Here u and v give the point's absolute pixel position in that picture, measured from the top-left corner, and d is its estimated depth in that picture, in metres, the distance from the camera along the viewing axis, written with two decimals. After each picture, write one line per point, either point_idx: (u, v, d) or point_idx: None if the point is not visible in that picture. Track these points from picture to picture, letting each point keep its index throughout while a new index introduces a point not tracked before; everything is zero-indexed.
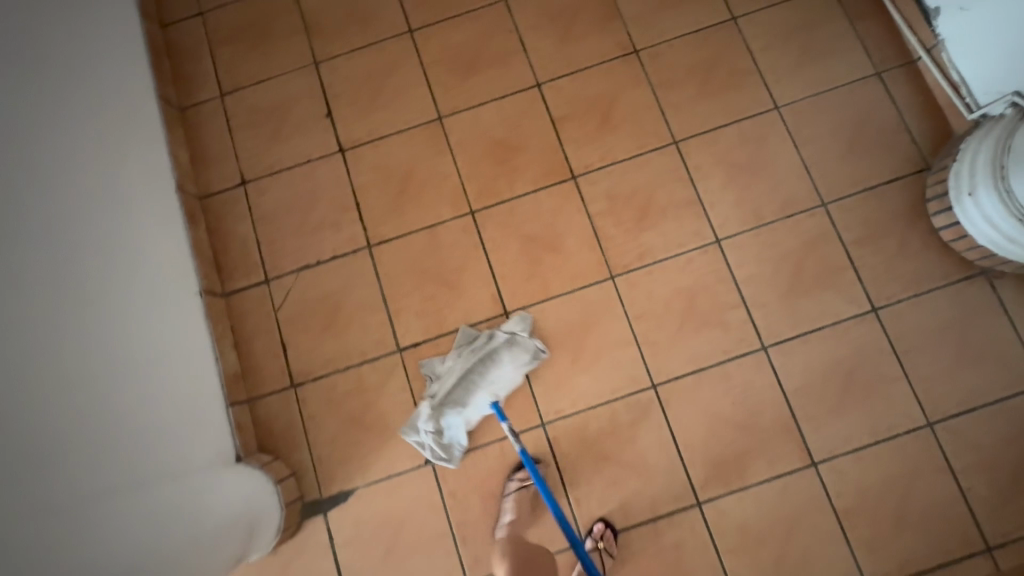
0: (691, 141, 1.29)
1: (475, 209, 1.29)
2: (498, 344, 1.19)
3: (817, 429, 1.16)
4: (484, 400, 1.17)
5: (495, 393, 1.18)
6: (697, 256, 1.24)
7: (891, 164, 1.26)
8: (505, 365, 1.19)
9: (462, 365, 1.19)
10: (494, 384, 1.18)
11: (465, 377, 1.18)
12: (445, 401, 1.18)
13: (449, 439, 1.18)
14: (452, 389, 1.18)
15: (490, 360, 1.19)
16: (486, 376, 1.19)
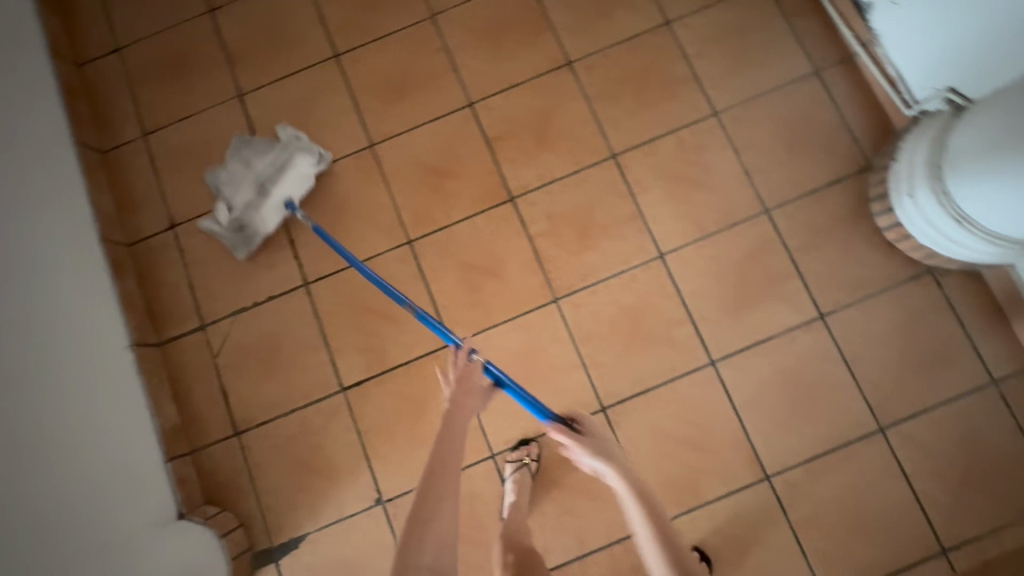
0: (630, 153, 1.26)
1: (412, 238, 1.25)
2: (290, 157, 1.27)
3: (770, 442, 1.14)
4: (277, 203, 1.25)
5: (288, 193, 1.26)
6: (641, 272, 1.21)
7: (834, 165, 1.23)
8: (293, 167, 1.26)
9: (261, 170, 1.26)
10: (283, 187, 1.26)
11: (245, 210, 1.26)
12: (245, 197, 1.26)
13: (248, 236, 1.25)
14: (253, 198, 1.26)
15: (285, 168, 1.27)
16: (281, 178, 1.26)
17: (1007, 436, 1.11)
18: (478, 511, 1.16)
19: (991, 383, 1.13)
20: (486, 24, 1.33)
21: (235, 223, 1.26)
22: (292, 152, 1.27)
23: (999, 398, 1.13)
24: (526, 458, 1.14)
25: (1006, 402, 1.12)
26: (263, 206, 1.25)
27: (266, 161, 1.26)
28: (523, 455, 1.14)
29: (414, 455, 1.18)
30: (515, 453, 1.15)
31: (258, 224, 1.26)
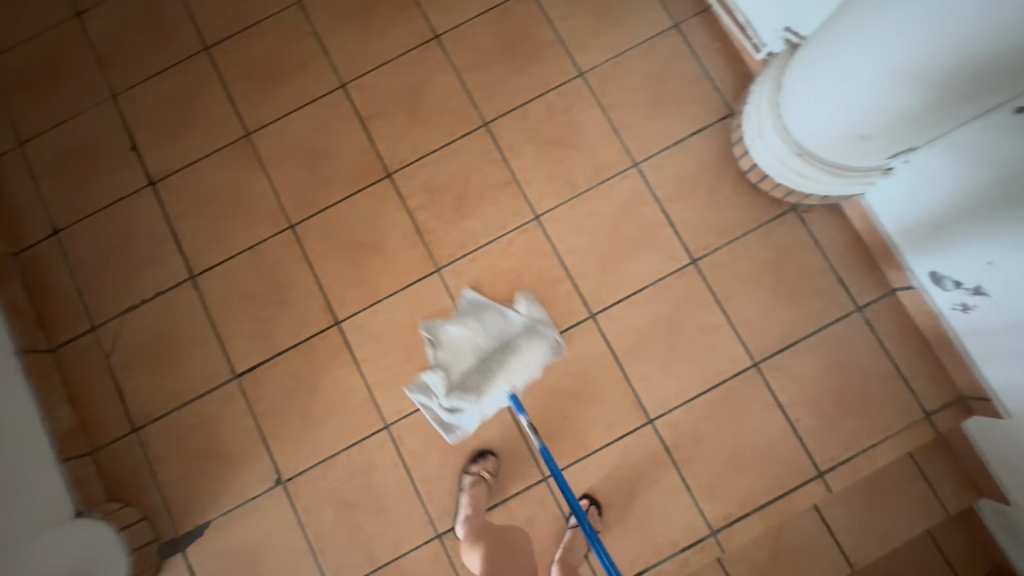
0: (501, 120, 1.28)
1: (294, 222, 1.27)
2: (517, 329, 1.20)
3: (651, 387, 1.18)
4: (502, 389, 1.17)
5: (513, 382, 1.18)
6: (518, 235, 1.24)
7: (697, 114, 1.26)
8: (526, 358, 1.18)
9: (459, 369, 1.19)
10: (511, 373, 1.18)
11: (485, 359, 1.19)
12: (464, 369, 1.19)
13: (473, 384, 1.18)
14: (470, 371, 1.18)
15: (516, 351, 1.19)
16: (506, 365, 1.18)
17: (875, 359, 1.16)
18: (376, 481, 1.19)
19: (856, 309, 1.18)
20: (352, 4, 1.34)
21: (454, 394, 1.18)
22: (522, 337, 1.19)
23: (864, 322, 1.17)
24: (485, 471, 1.16)
25: (869, 326, 1.17)
26: (488, 386, 1.17)
27: (471, 333, 1.20)
28: (482, 468, 1.16)
29: (310, 433, 1.21)
30: (474, 465, 1.17)
31: (484, 382, 1.18)
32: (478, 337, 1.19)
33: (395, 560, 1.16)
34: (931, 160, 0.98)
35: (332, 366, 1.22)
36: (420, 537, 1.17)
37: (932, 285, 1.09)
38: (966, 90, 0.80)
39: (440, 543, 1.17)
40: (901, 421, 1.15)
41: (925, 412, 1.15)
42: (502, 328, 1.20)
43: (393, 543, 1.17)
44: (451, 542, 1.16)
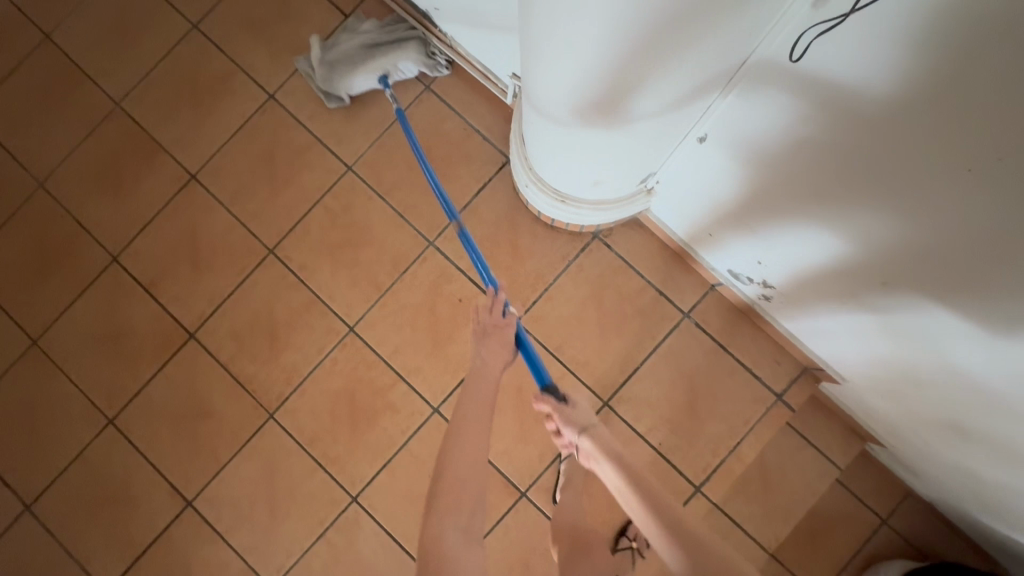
0: (285, 242, 1.22)
1: (112, 416, 1.21)
2: (414, 59, 1.18)
3: (513, 459, 1.16)
4: (373, 75, 1.17)
5: (387, 66, 1.17)
6: (339, 353, 1.19)
7: (476, 171, 1.22)
8: (411, 73, 1.18)
9: (336, 50, 1.18)
10: (372, 66, 1.16)
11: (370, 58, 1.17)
12: (347, 51, 1.18)
13: (345, 64, 1.17)
14: (349, 55, 1.17)
15: (365, 54, 1.18)
16: (387, 54, 1.17)
17: (715, 358, 1.16)
18: None
19: (684, 316, 1.17)
20: (97, 169, 1.26)
21: (329, 67, 1.18)
22: (409, 50, 1.18)
23: (693, 325, 1.16)
24: None
25: (700, 328, 1.16)
26: (359, 65, 1.17)
27: (369, 28, 1.19)
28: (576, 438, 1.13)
29: None
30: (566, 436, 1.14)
31: (349, 56, 1.17)
32: (368, 28, 1.18)
33: None
34: (675, 181, 1.00)
35: (198, 548, 1.17)
36: None
37: (733, 279, 1.11)
38: (649, 134, 0.82)
39: None
40: (757, 411, 1.15)
41: (776, 394, 1.15)
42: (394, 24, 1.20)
43: None
44: None
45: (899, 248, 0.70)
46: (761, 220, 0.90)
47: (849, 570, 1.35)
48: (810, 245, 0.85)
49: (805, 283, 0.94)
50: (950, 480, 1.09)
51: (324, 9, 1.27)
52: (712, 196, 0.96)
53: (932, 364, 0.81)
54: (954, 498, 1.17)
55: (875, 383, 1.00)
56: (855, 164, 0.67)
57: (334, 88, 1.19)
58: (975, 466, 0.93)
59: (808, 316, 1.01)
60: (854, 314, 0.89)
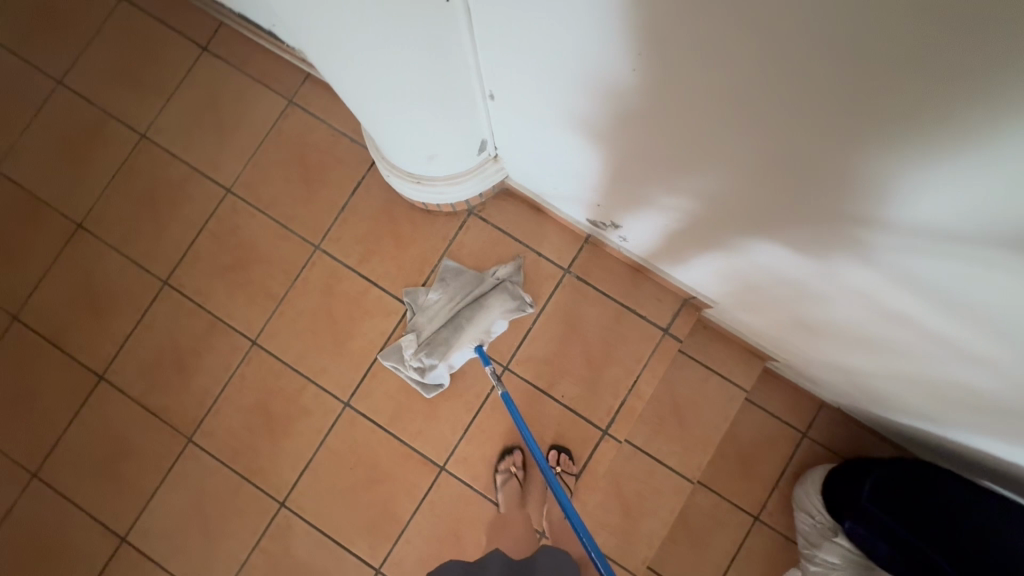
0: (177, 272, 1.26)
1: (35, 469, 1.23)
2: (497, 313, 1.19)
3: (428, 437, 1.20)
4: (465, 336, 1.17)
5: (468, 314, 1.19)
6: (246, 367, 1.23)
7: (349, 172, 1.27)
8: (491, 318, 1.19)
9: (428, 330, 1.19)
10: (461, 321, 1.18)
11: (455, 320, 1.19)
12: (436, 329, 1.19)
13: (440, 344, 1.17)
14: (440, 330, 1.18)
15: (446, 311, 1.20)
16: (475, 319, 1.18)
17: (601, 306, 1.22)
18: None
19: (565, 272, 1.23)
20: None
21: (426, 352, 1.17)
22: (487, 299, 1.20)
23: (575, 279, 1.22)
24: (513, 467, 1.18)
25: (582, 281, 1.22)
26: (454, 340, 1.17)
27: (447, 297, 1.21)
28: (510, 465, 1.18)
29: None
30: (502, 463, 1.19)
31: (448, 338, 1.17)
32: (448, 300, 1.20)
33: None
34: (511, 150, 1.05)
35: None
36: None
37: (598, 229, 1.17)
38: (441, 110, 0.88)
39: None
40: (648, 347, 1.21)
41: (663, 328, 1.21)
42: (464, 282, 1.21)
43: None
44: None
45: (698, 178, 0.75)
46: (587, 170, 0.96)
47: (780, 487, 1.40)
48: (642, 192, 0.90)
49: (656, 227, 0.99)
50: (839, 382, 1.16)
51: (179, 44, 1.31)
52: (547, 162, 1.01)
53: (774, 280, 0.86)
54: (849, 398, 1.23)
55: (739, 302, 1.06)
56: (626, 113, 0.72)
57: (433, 372, 1.17)
58: (844, 364, 0.99)
59: (675, 258, 1.06)
60: (705, 249, 0.94)
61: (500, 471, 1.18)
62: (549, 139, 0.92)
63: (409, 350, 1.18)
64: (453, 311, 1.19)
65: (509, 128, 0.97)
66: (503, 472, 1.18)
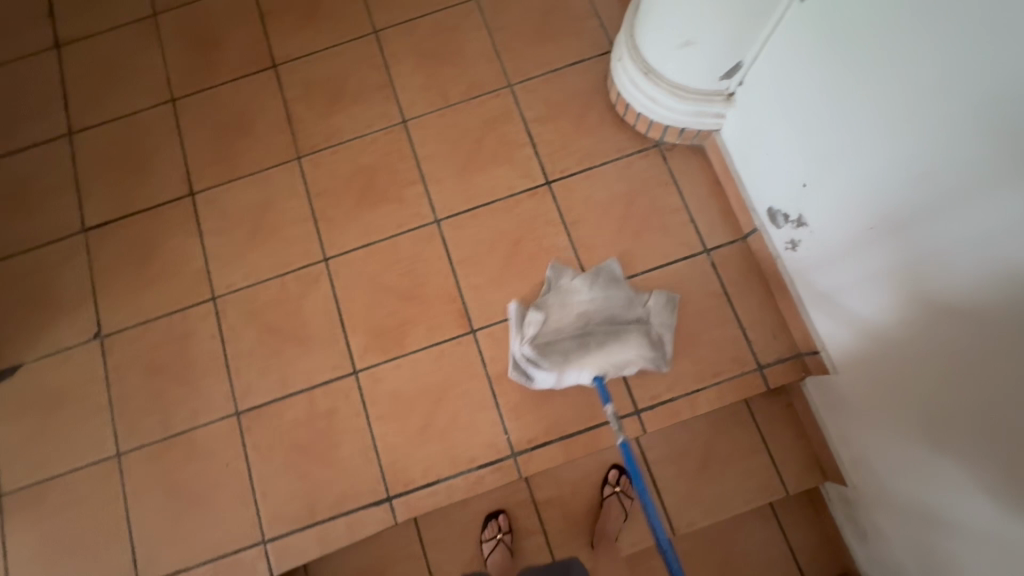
0: (389, 31, 1.31)
1: (176, 97, 1.31)
2: (633, 344, 1.08)
3: (480, 297, 1.14)
4: (589, 374, 1.06)
5: (606, 367, 1.06)
6: (382, 135, 1.25)
7: (579, 46, 1.27)
8: (624, 349, 1.07)
9: (559, 318, 1.09)
10: (597, 348, 1.07)
11: (585, 334, 1.09)
12: (566, 318, 1.10)
13: (561, 350, 1.08)
14: (566, 339, 1.08)
15: (583, 310, 1.10)
16: (606, 347, 1.08)
17: (715, 301, 1.11)
18: (190, 349, 1.16)
19: (703, 251, 1.14)
20: None
21: (540, 350, 1.08)
22: (631, 336, 1.08)
23: (708, 264, 1.13)
24: (498, 533, 1.14)
25: (714, 269, 1.13)
26: (579, 359, 1.06)
27: (594, 287, 1.11)
28: (495, 531, 1.14)
29: (138, 293, 1.20)
30: (488, 532, 1.15)
31: (574, 368, 1.07)
32: (592, 295, 1.10)
33: (187, 431, 1.12)
34: (754, 93, 0.98)
35: (175, 234, 1.22)
36: (219, 412, 1.13)
37: (769, 224, 1.05)
38: None
39: (237, 422, 1.12)
40: (731, 369, 1.08)
41: (757, 364, 1.08)
42: (625, 298, 1.11)
43: (190, 414, 1.13)
44: (248, 422, 1.12)
45: (977, 228, 0.64)
46: (825, 164, 0.86)
47: None
48: (891, 216, 0.76)
49: (859, 261, 0.85)
50: (901, 535, 0.97)
51: None
52: (793, 123, 0.90)
53: (991, 398, 0.68)
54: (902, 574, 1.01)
55: (876, 402, 0.91)
56: (1015, 99, 0.56)
57: (535, 370, 1.07)
58: (954, 518, 0.81)
59: (848, 301, 0.90)
60: (911, 322, 0.78)
61: (485, 536, 1.14)
62: (848, 109, 0.79)
63: (524, 336, 1.09)
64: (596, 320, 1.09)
65: (788, 62, 0.87)
66: (489, 538, 1.14)
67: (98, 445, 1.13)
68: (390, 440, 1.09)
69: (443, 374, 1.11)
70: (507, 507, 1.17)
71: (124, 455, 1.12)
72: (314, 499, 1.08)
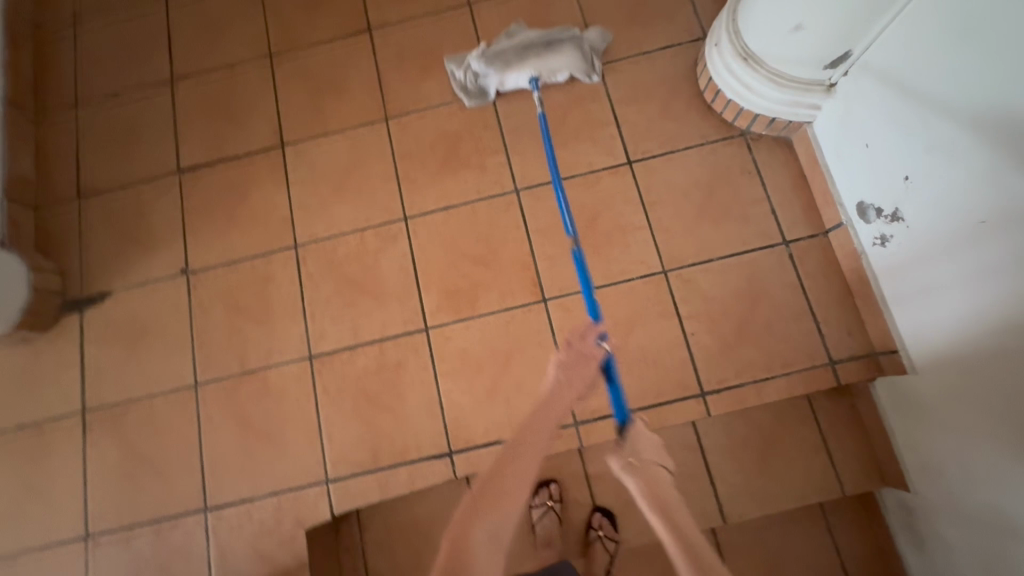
0: (483, 3, 1.34)
1: (274, 52, 1.36)
2: (564, 44, 1.24)
3: (554, 268, 1.16)
4: (525, 75, 1.22)
5: (539, 70, 1.22)
6: (469, 104, 1.27)
7: (672, 31, 1.28)
8: (557, 58, 1.22)
9: (496, 57, 1.23)
10: (530, 64, 1.22)
11: (523, 49, 1.23)
12: (504, 73, 1.23)
13: (502, 61, 1.23)
14: (501, 74, 1.23)
15: (521, 56, 1.23)
16: (542, 57, 1.22)
17: (790, 294, 1.11)
18: (270, 291, 1.21)
19: (782, 242, 1.13)
20: None
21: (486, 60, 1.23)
22: (560, 48, 1.22)
23: (786, 256, 1.12)
24: (549, 501, 1.16)
25: (792, 261, 1.12)
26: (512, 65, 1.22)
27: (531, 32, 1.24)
28: (546, 498, 1.15)
29: (225, 235, 1.25)
30: (538, 498, 1.16)
31: (509, 78, 1.23)
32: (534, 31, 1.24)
33: (262, 369, 1.17)
34: (859, 85, 0.97)
35: (264, 182, 1.27)
36: (293, 354, 1.17)
37: (858, 218, 1.05)
38: None
39: (310, 365, 1.16)
40: (802, 362, 1.08)
41: (830, 359, 1.08)
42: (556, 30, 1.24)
43: (266, 353, 1.18)
44: (320, 366, 1.16)
45: None
46: (927, 159, 0.86)
47: None
48: (993, 213, 0.76)
49: (956, 257, 0.85)
50: (963, 542, 0.96)
51: None
52: (898, 116, 0.90)
53: None
54: None
55: (957, 403, 0.90)
56: None
57: (484, 80, 1.25)
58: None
59: (940, 297, 0.90)
60: (1006, 319, 0.78)
61: (535, 502, 1.16)
62: (957, 104, 0.78)
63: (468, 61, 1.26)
64: (533, 41, 1.23)
65: (899, 54, 0.87)
66: (539, 504, 1.15)
67: (177, 374, 1.19)
68: (455, 397, 1.12)
69: (512, 338, 1.13)
70: (559, 477, 1.18)
71: (201, 385, 1.17)
72: (377, 446, 1.11)
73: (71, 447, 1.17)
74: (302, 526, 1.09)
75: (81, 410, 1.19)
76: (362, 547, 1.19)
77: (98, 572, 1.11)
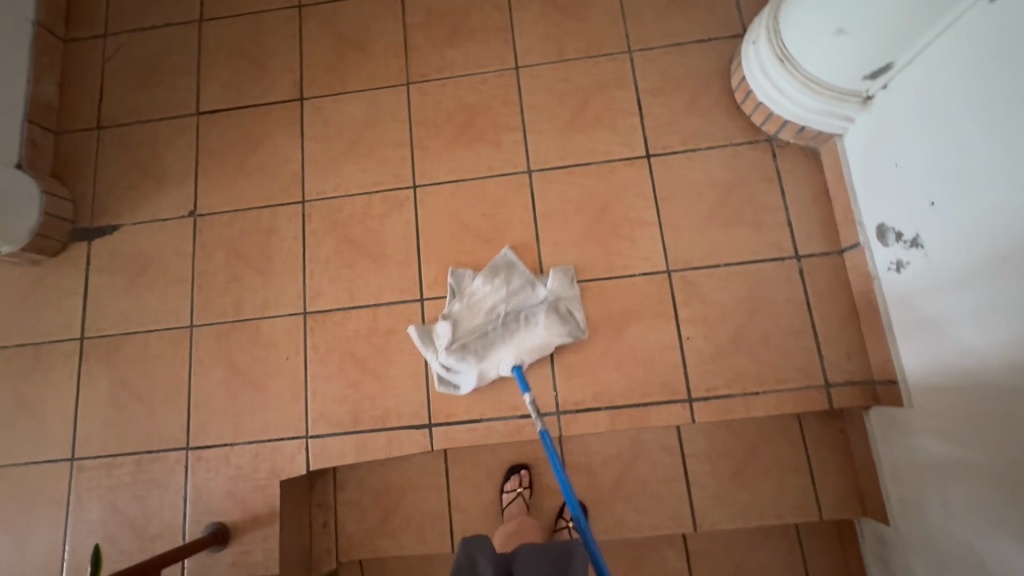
0: None
1: (303, 3, 1.34)
2: (541, 313, 1.09)
3: (556, 254, 1.14)
4: (506, 362, 1.08)
5: (523, 351, 1.08)
6: (492, 77, 1.25)
7: (711, 24, 1.23)
8: (540, 336, 1.08)
9: (470, 339, 1.09)
10: (507, 358, 1.08)
11: (495, 326, 1.09)
12: (478, 336, 1.09)
13: (475, 351, 1.08)
14: (479, 338, 1.09)
15: (491, 347, 1.09)
16: (524, 347, 1.08)
17: (794, 309, 1.08)
18: (273, 243, 1.21)
19: (794, 256, 1.10)
20: None
21: (456, 355, 1.08)
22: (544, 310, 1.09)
23: (796, 270, 1.09)
24: (520, 488, 1.16)
25: (802, 277, 1.09)
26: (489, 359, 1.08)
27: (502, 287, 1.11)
28: (517, 485, 1.16)
29: (235, 182, 1.25)
30: (509, 483, 1.17)
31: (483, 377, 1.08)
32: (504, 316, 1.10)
33: (255, 319, 1.18)
34: (897, 100, 0.92)
35: (279, 133, 1.27)
36: (288, 308, 1.18)
37: (876, 240, 1.01)
38: None
39: (303, 321, 1.17)
40: (796, 380, 1.05)
41: (825, 381, 1.05)
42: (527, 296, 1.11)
43: (261, 303, 1.19)
44: (313, 323, 1.16)
45: None
46: (958, 189, 0.81)
47: None
48: (1016, 255, 0.72)
49: (971, 293, 0.81)
50: None
51: None
52: (934, 138, 0.85)
53: None
54: None
55: (951, 444, 0.87)
56: None
57: (454, 376, 1.09)
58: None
59: (950, 333, 0.86)
60: (1013, 367, 0.74)
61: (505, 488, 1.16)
62: (998, 135, 0.73)
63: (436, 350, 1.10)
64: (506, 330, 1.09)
65: (945, 73, 0.81)
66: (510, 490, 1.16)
67: (174, 313, 1.20)
68: (441, 371, 1.11)
69: (505, 319, 1.12)
70: (536, 463, 1.18)
71: (196, 327, 1.19)
72: (359, 409, 1.12)
73: (66, 371, 1.20)
74: (278, 477, 1.11)
75: (79, 337, 1.22)
76: (335, 504, 1.21)
77: (81, 492, 1.14)
